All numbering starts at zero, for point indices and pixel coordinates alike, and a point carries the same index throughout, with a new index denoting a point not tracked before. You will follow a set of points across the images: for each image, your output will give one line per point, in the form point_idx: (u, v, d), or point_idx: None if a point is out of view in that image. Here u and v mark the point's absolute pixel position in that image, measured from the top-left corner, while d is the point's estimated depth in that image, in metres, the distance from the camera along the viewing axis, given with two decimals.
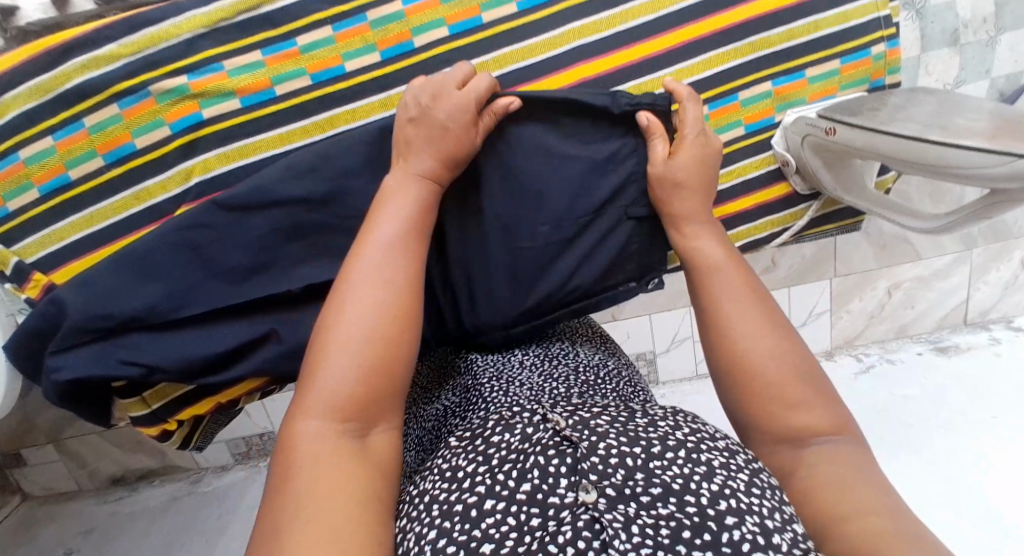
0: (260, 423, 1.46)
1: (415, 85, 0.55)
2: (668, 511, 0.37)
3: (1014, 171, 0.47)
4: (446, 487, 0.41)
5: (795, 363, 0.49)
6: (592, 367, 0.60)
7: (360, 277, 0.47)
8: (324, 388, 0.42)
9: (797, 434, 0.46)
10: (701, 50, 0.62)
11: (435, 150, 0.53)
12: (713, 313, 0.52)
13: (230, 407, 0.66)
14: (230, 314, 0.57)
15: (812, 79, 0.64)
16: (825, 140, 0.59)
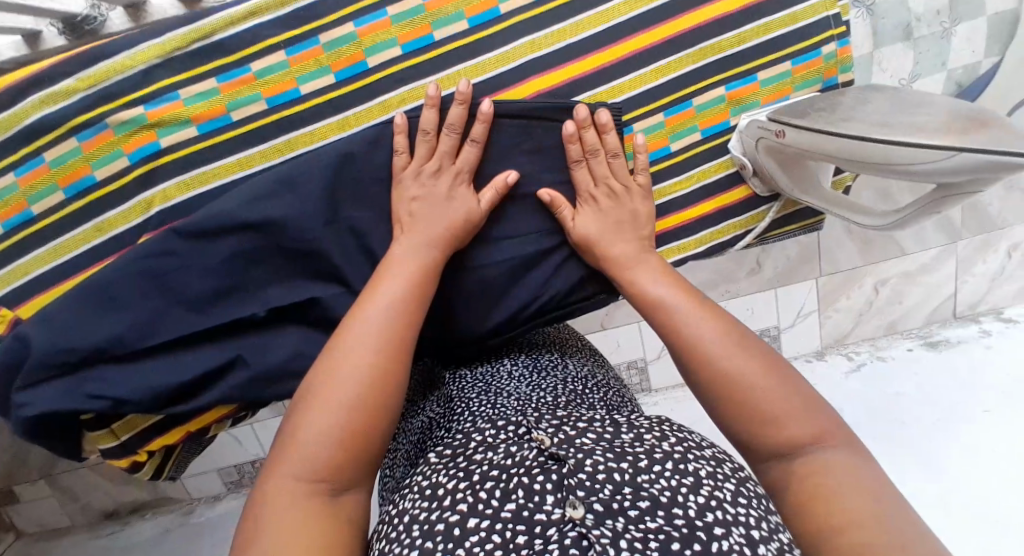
0: (249, 451, 1.45)
1: (413, 166, 0.57)
2: (657, 523, 0.38)
3: (954, 166, 0.48)
4: (427, 505, 0.41)
5: (775, 379, 0.47)
6: (581, 379, 0.61)
7: (358, 336, 0.48)
8: (301, 445, 0.44)
9: (794, 444, 0.45)
10: (654, 59, 0.62)
11: (449, 218, 0.56)
12: (676, 349, 0.51)
13: (201, 435, 0.66)
14: (195, 342, 0.57)
15: (764, 82, 0.64)
16: (778, 144, 0.59)
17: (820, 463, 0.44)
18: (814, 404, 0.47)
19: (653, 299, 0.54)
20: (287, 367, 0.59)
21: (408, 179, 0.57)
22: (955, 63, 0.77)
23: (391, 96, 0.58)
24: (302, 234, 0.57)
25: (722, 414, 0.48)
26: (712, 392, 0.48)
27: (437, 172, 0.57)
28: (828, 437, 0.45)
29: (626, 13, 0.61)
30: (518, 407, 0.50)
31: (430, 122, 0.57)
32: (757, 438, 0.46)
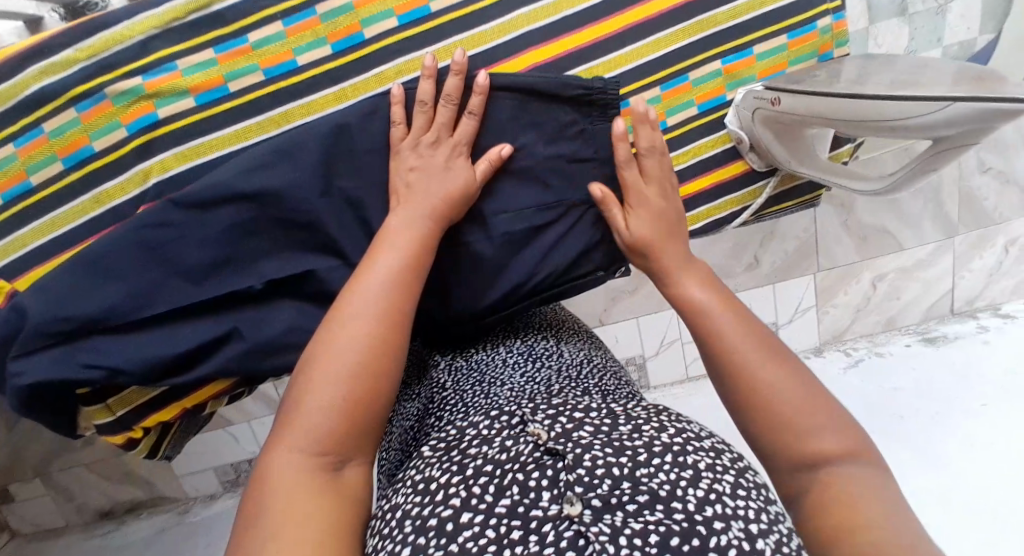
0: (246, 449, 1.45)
1: (412, 138, 0.57)
2: (656, 517, 0.38)
3: (948, 117, 0.47)
4: (420, 500, 0.42)
5: (807, 392, 0.48)
6: (576, 363, 0.61)
7: (356, 311, 0.47)
8: (300, 425, 0.43)
9: (817, 457, 0.45)
10: (646, 34, 0.63)
11: (446, 189, 0.56)
12: (712, 355, 0.51)
13: (197, 413, 0.66)
14: (192, 314, 0.57)
15: (761, 55, 0.64)
16: (773, 112, 0.59)
17: (842, 476, 0.44)
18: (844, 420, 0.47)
19: (694, 303, 0.54)
20: (283, 340, 0.59)
21: (406, 150, 0.57)
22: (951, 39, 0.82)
23: (387, 68, 0.59)
24: (299, 204, 0.57)
25: (746, 420, 0.49)
26: (739, 397, 0.49)
27: (435, 144, 0.57)
28: (851, 454, 0.45)
29: None
30: (513, 397, 0.51)
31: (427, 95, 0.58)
32: (776, 445, 0.47)
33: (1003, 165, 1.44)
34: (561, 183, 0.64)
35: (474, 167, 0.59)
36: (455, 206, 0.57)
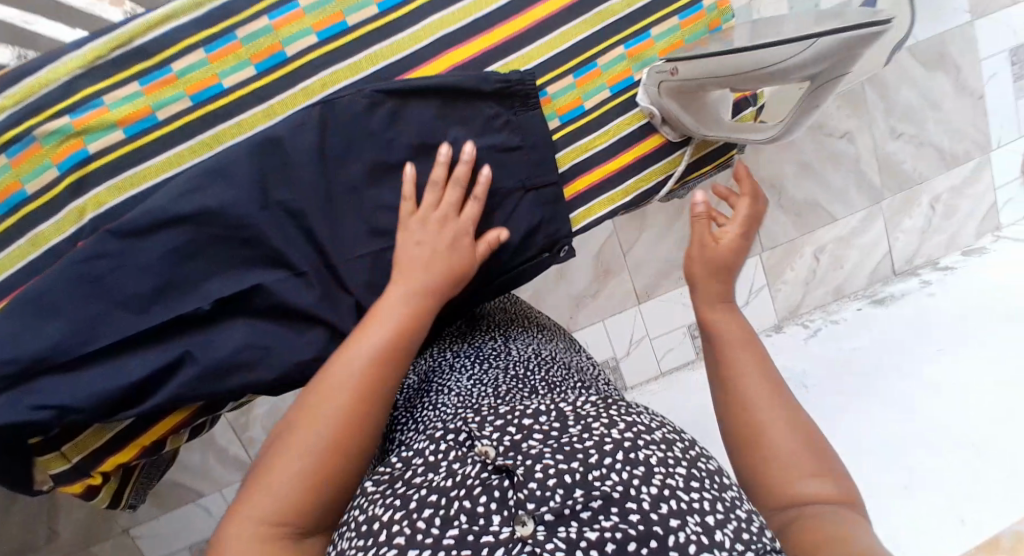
0: None
1: (421, 216, 0.62)
2: (611, 522, 0.39)
3: (816, 53, 0.52)
4: (366, 542, 0.42)
5: (805, 438, 0.55)
6: (523, 360, 0.64)
7: (336, 379, 0.53)
8: (270, 493, 0.48)
9: (803, 498, 0.51)
10: (555, 27, 0.67)
11: (445, 266, 0.60)
12: (728, 396, 0.60)
13: (157, 453, 0.64)
14: (140, 344, 0.57)
15: (658, 37, 0.70)
16: (674, 82, 0.64)
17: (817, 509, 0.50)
18: (833, 467, 0.54)
19: (724, 352, 0.63)
20: (238, 358, 0.58)
21: (415, 224, 0.61)
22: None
23: (313, 81, 0.62)
24: (238, 219, 0.58)
25: (744, 456, 0.56)
26: (741, 434, 0.57)
27: (443, 221, 0.62)
28: (830, 494, 0.51)
29: None
30: (458, 417, 0.52)
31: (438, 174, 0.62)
32: (764, 478, 0.53)
33: (912, 130, 1.57)
34: (497, 171, 0.66)
35: (476, 249, 0.63)
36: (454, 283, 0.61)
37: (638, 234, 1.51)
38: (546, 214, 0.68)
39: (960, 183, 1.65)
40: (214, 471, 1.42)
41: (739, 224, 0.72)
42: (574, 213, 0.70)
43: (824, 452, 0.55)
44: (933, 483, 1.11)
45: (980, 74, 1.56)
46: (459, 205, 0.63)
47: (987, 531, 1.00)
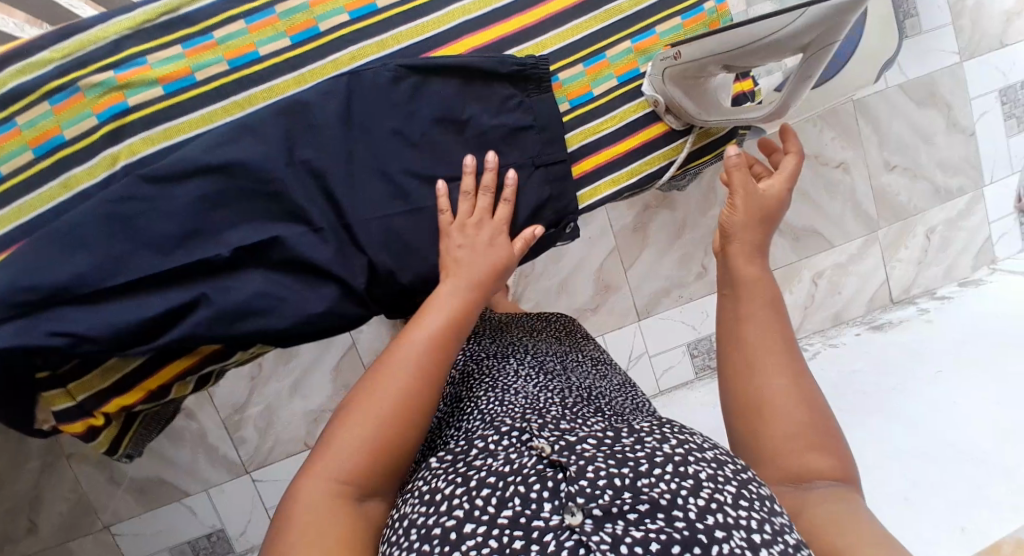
0: (205, 522, 1.44)
1: (459, 220, 0.67)
2: (657, 525, 0.43)
3: (809, 20, 0.56)
4: (427, 511, 0.48)
5: (811, 413, 0.57)
6: (585, 388, 0.70)
7: (398, 365, 0.58)
8: (332, 459, 0.54)
9: (802, 476, 0.54)
10: (568, 19, 0.72)
11: (489, 262, 0.66)
12: (740, 365, 0.60)
13: (159, 400, 0.66)
14: (159, 284, 0.59)
15: (662, 34, 0.75)
16: (678, 65, 0.69)
17: (820, 493, 0.53)
18: (836, 449, 0.56)
19: (742, 321, 0.62)
20: (252, 305, 0.61)
21: (454, 231, 0.66)
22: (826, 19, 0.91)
23: (341, 55, 0.67)
24: (261, 173, 0.61)
25: (749, 428, 0.58)
26: (747, 407, 0.58)
27: (477, 223, 0.67)
28: (825, 472, 0.54)
29: None
30: (517, 415, 0.56)
31: (468, 185, 0.68)
32: (764, 453, 0.56)
33: (905, 163, 1.62)
34: (508, 148, 0.70)
35: (513, 246, 0.68)
36: (494, 280, 0.66)
37: (640, 251, 1.55)
38: (554, 190, 0.72)
39: (954, 216, 1.69)
40: (204, 470, 1.41)
41: (778, 195, 0.69)
42: (581, 191, 0.74)
43: (826, 428, 0.57)
44: (934, 495, 1.12)
45: (970, 112, 1.63)
46: (490, 206, 0.69)
47: (991, 534, 1.02)
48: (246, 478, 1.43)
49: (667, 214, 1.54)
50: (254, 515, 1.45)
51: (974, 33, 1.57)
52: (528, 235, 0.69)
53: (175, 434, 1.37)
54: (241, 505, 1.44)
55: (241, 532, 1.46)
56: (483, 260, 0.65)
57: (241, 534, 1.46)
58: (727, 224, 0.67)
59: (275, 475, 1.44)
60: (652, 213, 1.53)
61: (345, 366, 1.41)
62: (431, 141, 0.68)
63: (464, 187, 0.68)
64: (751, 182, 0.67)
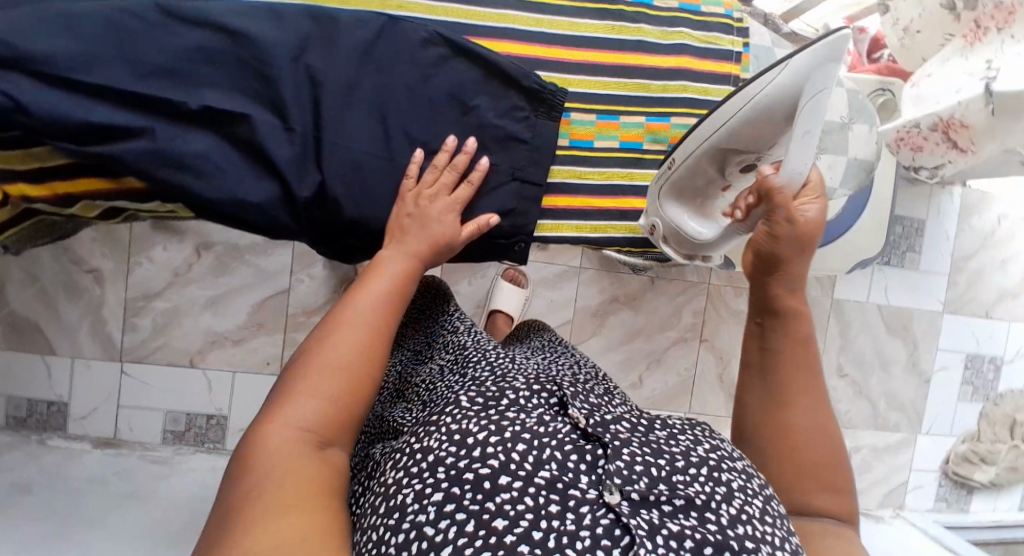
0: (53, 390, 1.34)
1: (410, 191, 0.69)
2: (692, 522, 0.49)
3: (791, 68, 0.62)
4: (456, 451, 0.51)
5: (828, 451, 0.60)
6: (576, 368, 0.76)
7: (358, 309, 0.59)
8: (299, 406, 0.52)
9: (810, 509, 0.58)
10: (603, 73, 0.76)
11: (432, 236, 0.67)
12: (772, 391, 0.62)
13: (59, 208, 0.64)
14: (121, 102, 0.60)
15: (675, 125, 0.79)
16: (672, 173, 0.74)
17: (821, 527, 0.57)
18: (843, 485, 0.60)
19: (789, 357, 0.62)
20: (193, 161, 0.61)
21: (410, 196, 0.68)
22: (827, 179, 0.87)
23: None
24: (267, 56, 0.63)
25: (774, 453, 0.60)
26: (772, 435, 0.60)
27: (429, 197, 0.68)
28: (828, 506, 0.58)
29: (593, 32, 0.76)
30: (533, 377, 0.63)
31: (438, 162, 0.70)
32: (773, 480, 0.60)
33: (857, 376, 1.66)
34: (496, 151, 0.74)
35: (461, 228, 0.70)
36: (437, 252, 0.68)
37: (586, 338, 1.56)
38: (520, 206, 0.75)
39: (883, 447, 1.70)
40: (82, 340, 1.35)
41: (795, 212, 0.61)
42: (542, 221, 0.77)
43: (839, 466, 0.60)
44: None
45: (933, 360, 1.70)
46: (452, 187, 0.71)
47: None
48: (116, 366, 1.36)
49: (627, 315, 1.57)
50: (103, 405, 1.36)
51: (965, 293, 1.69)
52: (484, 220, 0.71)
53: (75, 291, 1.34)
54: (98, 389, 1.36)
55: (83, 416, 1.35)
56: (438, 231, 0.68)
57: (81, 419, 1.35)
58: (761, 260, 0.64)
59: (146, 376, 1.37)
60: (614, 309, 1.57)
61: (269, 305, 1.40)
62: (432, 109, 0.71)
63: (434, 162, 0.70)
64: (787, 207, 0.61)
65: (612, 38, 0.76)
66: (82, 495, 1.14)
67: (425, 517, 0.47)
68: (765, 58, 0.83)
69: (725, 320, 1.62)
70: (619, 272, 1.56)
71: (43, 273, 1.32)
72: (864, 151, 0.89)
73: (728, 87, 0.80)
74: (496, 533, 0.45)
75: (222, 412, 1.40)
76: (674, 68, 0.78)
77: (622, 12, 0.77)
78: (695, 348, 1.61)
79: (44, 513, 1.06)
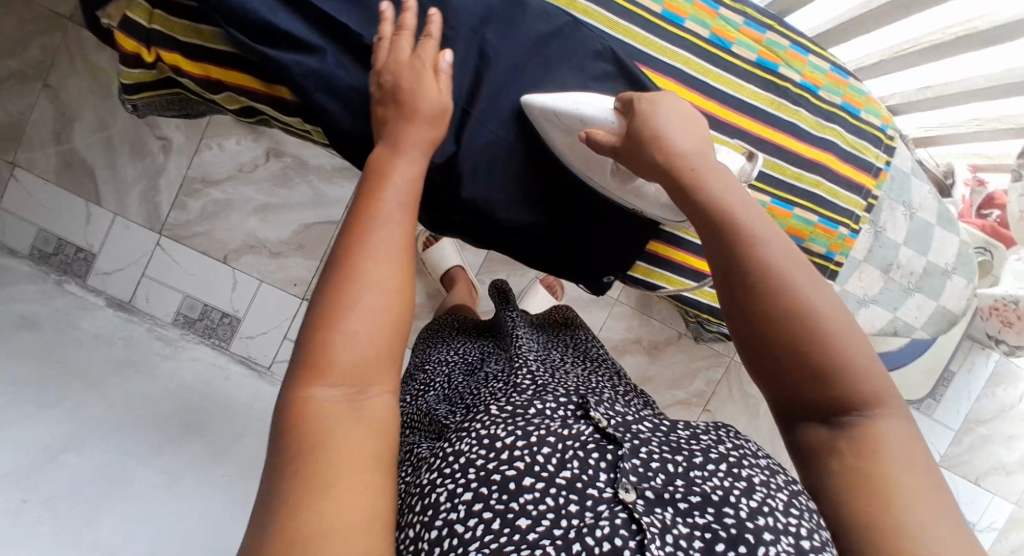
0: (86, 238, 1.34)
1: (378, 71, 0.59)
2: (707, 519, 0.49)
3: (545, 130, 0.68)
4: (485, 453, 0.53)
5: (839, 332, 0.53)
6: (619, 390, 0.78)
7: (388, 212, 0.54)
8: (348, 337, 0.47)
9: (834, 410, 0.52)
10: (748, 141, 0.75)
11: (418, 117, 0.59)
12: (741, 297, 0.55)
13: (203, 92, 0.64)
14: (300, 12, 0.59)
15: (796, 216, 0.78)
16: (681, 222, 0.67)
17: (869, 434, 0.51)
18: (868, 366, 0.53)
19: (758, 256, 0.55)
20: (346, 92, 0.62)
21: (383, 67, 0.59)
22: (911, 317, 0.88)
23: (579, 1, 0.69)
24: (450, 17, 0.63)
25: (784, 373, 0.54)
26: (804, 374, 0.53)
27: (397, 71, 0.59)
28: (886, 396, 0.53)
29: (752, 99, 0.75)
30: (569, 389, 0.63)
31: (383, 34, 0.60)
32: (799, 397, 0.54)
33: None
34: None
35: (439, 81, 0.61)
36: (435, 127, 0.60)
37: None
38: (623, 240, 0.75)
39: None
40: (130, 201, 1.34)
41: (625, 143, 0.62)
42: (640, 262, 0.79)
43: (855, 344, 0.53)
44: None
45: None
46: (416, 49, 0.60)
47: None
48: (153, 237, 1.36)
49: (643, 360, 1.56)
50: (128, 269, 1.36)
51: (964, 453, 1.65)
52: (437, 61, 0.61)
53: (138, 151, 1.33)
54: (128, 252, 1.35)
55: (105, 272, 1.35)
56: (422, 101, 0.59)
57: (104, 275, 1.35)
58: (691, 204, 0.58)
59: (178, 255, 1.37)
60: (632, 349, 1.55)
61: (314, 230, 1.39)
62: None
63: (379, 34, 0.60)
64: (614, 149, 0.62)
65: (768, 112, 0.75)
66: (85, 350, 1.15)
67: (454, 515, 0.50)
68: (899, 183, 0.83)
69: (735, 399, 1.61)
70: (652, 316, 1.56)
71: (115, 124, 1.31)
72: (954, 303, 0.89)
73: (858, 197, 0.80)
74: (520, 530, 0.48)
75: (237, 314, 1.40)
76: (815, 161, 0.77)
77: (787, 90, 0.76)
78: (696, 416, 1.58)
79: (47, 354, 1.08)
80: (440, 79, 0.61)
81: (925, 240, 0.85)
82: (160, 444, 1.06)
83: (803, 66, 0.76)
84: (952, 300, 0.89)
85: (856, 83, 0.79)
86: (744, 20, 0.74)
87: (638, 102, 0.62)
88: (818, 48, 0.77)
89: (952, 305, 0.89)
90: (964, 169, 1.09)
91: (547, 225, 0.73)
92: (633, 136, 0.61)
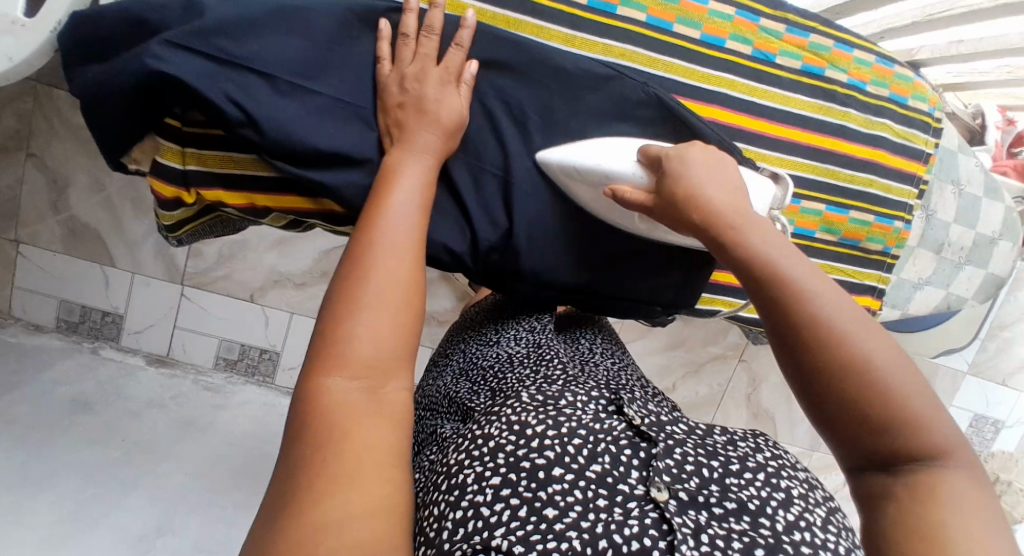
0: (109, 300, 1.32)
1: (394, 71, 0.56)
2: (740, 525, 0.44)
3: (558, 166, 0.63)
4: (512, 439, 0.48)
5: (897, 370, 0.44)
6: (646, 381, 0.70)
7: (399, 209, 0.51)
8: (360, 342, 0.44)
9: (889, 459, 0.43)
10: (798, 153, 0.73)
11: (433, 127, 0.55)
12: (784, 343, 0.47)
13: (247, 216, 0.61)
14: (345, 122, 0.56)
15: (852, 219, 0.77)
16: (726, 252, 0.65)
17: (933, 481, 0.42)
18: (934, 414, 0.43)
19: (804, 298, 0.46)
20: None
21: (410, 74, 0.56)
22: (962, 290, 0.89)
23: (616, 44, 0.66)
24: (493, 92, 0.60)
25: (835, 423, 0.45)
26: (865, 428, 0.43)
27: (419, 76, 0.56)
28: (955, 450, 0.43)
29: (797, 108, 0.72)
30: (601, 385, 0.58)
31: (409, 30, 0.57)
32: (845, 445, 0.45)
33: None
34: None
35: (457, 88, 0.58)
36: (449, 140, 0.57)
37: (633, 338, 1.53)
38: (687, 278, 0.75)
39: None
40: (144, 256, 1.30)
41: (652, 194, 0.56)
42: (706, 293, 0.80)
43: (916, 389, 0.43)
44: None
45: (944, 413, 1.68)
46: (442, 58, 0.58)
47: None
48: (176, 288, 1.33)
49: (677, 324, 1.54)
50: (160, 323, 1.34)
51: (990, 359, 1.66)
52: (461, 71, 0.58)
53: (142, 206, 1.27)
54: (155, 307, 1.33)
55: (137, 331, 1.34)
56: (444, 113, 0.56)
57: (136, 333, 1.34)
58: (733, 261, 0.50)
59: (203, 301, 1.35)
60: None
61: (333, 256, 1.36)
62: None
63: (405, 28, 0.57)
64: (643, 199, 0.57)
65: (818, 119, 0.73)
66: (141, 417, 1.16)
67: (481, 498, 0.45)
68: (946, 163, 0.82)
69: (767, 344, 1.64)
70: None
71: (111, 182, 1.25)
72: (1002, 267, 0.91)
73: (909, 186, 0.79)
74: (546, 520, 0.43)
75: (275, 348, 1.39)
76: (867, 161, 0.76)
77: (835, 92, 0.73)
78: (732, 366, 1.61)
79: (110, 437, 1.09)
80: (458, 87, 0.58)
81: (973, 214, 0.85)
82: (238, 504, 1.11)
83: (848, 64, 0.74)
84: (1000, 266, 0.91)
85: (901, 71, 0.77)
86: (786, 27, 0.71)
87: (666, 159, 0.56)
88: (862, 42, 0.74)
89: (1000, 270, 0.91)
90: (994, 112, 1.08)
91: (612, 277, 0.72)
92: (666, 194, 0.55)
